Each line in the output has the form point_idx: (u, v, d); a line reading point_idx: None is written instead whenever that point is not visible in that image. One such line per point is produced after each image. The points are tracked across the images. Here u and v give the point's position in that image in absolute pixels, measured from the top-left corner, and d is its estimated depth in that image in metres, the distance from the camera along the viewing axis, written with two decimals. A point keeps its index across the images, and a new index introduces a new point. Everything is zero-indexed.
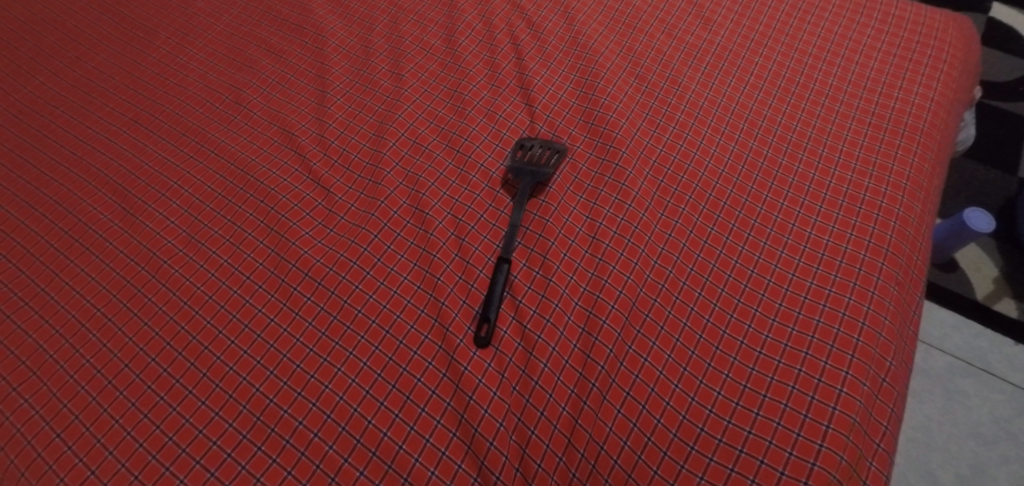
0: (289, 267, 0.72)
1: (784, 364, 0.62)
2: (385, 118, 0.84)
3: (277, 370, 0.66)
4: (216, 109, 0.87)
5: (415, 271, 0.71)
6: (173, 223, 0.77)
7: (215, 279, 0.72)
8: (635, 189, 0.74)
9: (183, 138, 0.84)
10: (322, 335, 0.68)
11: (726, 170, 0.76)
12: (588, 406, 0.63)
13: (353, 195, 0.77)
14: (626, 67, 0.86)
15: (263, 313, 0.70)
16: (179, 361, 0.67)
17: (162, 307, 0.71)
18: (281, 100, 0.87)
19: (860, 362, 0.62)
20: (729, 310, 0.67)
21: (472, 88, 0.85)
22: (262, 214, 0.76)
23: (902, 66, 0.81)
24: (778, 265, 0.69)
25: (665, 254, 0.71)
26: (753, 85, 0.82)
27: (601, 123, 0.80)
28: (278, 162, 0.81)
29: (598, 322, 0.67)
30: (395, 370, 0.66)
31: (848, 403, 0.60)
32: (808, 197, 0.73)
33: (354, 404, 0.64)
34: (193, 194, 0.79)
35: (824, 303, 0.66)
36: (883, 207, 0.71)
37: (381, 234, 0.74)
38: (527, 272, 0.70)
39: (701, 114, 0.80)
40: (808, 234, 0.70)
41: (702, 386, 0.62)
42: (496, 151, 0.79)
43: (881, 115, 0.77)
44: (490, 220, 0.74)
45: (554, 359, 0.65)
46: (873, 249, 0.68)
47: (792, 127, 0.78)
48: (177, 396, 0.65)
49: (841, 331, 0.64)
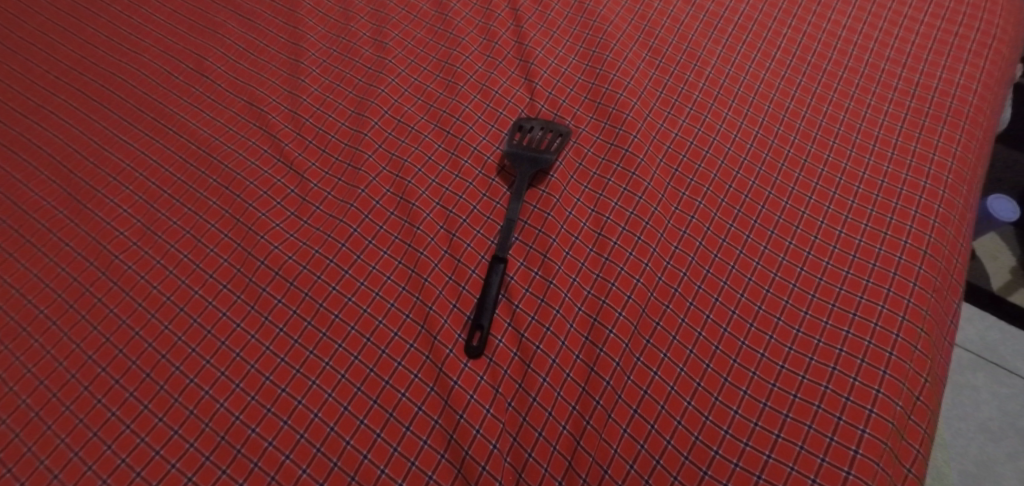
0: (257, 265, 0.64)
1: (808, 380, 0.56)
2: (366, 92, 0.75)
3: (244, 383, 0.59)
4: (174, 80, 0.77)
5: (399, 270, 0.64)
6: (125, 211, 0.68)
7: (173, 278, 0.64)
8: (647, 179, 0.67)
9: (137, 113, 0.75)
10: (294, 343, 0.61)
11: (748, 158, 0.68)
12: (591, 426, 0.56)
13: (330, 181, 0.69)
14: (638, 38, 0.77)
15: (228, 318, 0.62)
16: (132, 371, 0.60)
17: (113, 309, 0.63)
18: (249, 69, 0.78)
19: (893, 380, 0.55)
20: (748, 318, 0.60)
21: (465, 59, 0.76)
22: (227, 202, 0.68)
23: (947, 41, 0.73)
24: (804, 268, 0.62)
25: (679, 254, 0.64)
26: (780, 61, 0.74)
27: (610, 102, 0.71)
28: (246, 142, 0.72)
29: (603, 331, 0.60)
30: (376, 383, 0.59)
31: (879, 426, 0.53)
32: (838, 191, 0.66)
33: (330, 422, 0.57)
34: (148, 178, 0.70)
35: (854, 312, 0.59)
36: (921, 202, 0.63)
37: (361, 227, 0.66)
38: (525, 272, 0.63)
39: (722, 94, 0.72)
40: (838, 233, 0.63)
41: (718, 403, 0.56)
42: (492, 134, 0.71)
43: (921, 97, 0.69)
44: (484, 212, 0.66)
45: (554, 373, 0.59)
46: (910, 251, 0.61)
47: (823, 110, 0.70)
48: (130, 412, 0.58)
49: (873, 344, 0.57)
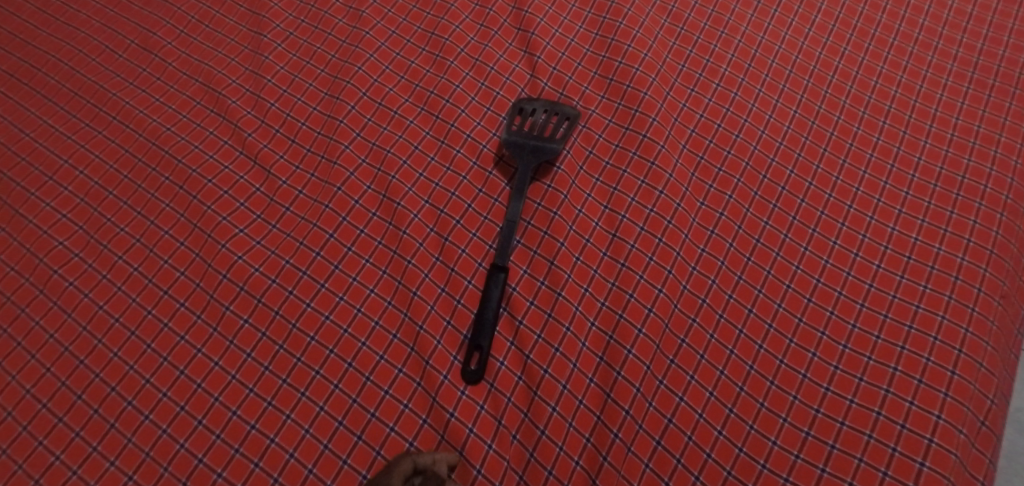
0: (219, 279, 0.56)
1: (857, 405, 0.48)
2: (341, 70, 0.65)
3: (207, 420, 0.51)
4: (117, 59, 0.68)
5: (384, 282, 0.56)
6: (65, 217, 0.60)
7: (121, 296, 0.56)
8: (669, 170, 0.58)
9: (74, 98, 0.66)
10: (264, 370, 0.52)
11: (785, 142, 0.59)
12: (608, 463, 0.49)
13: (301, 177, 0.60)
14: (655, 2, 0.67)
15: (187, 343, 0.54)
16: (78, 407, 0.51)
17: (53, 335, 0.54)
18: (205, 45, 0.68)
19: (957, 403, 0.48)
20: (787, 333, 0.52)
21: (455, 29, 0.66)
22: (182, 204, 0.59)
23: (1013, 1, 0.64)
24: (851, 273, 0.54)
25: (707, 258, 0.55)
26: (820, 27, 0.65)
27: (624, 79, 0.62)
28: (202, 132, 0.63)
29: (621, 351, 0.52)
30: (360, 416, 0.51)
31: (941, 458, 0.46)
32: (889, 181, 0.57)
33: (309, 463, 0.49)
34: (90, 177, 0.62)
35: (909, 324, 0.51)
36: (986, 193, 0.55)
37: (338, 232, 0.58)
38: (529, 283, 0.55)
39: (754, 66, 0.63)
40: (890, 231, 0.55)
41: (753, 432, 0.48)
42: (487, 118, 0.62)
43: (985, 67, 0.61)
44: (481, 212, 0.58)
45: (565, 401, 0.51)
46: (973, 251, 0.53)
47: (870, 85, 0.62)
48: (76, 455, 0.50)
49: (932, 362, 0.49)
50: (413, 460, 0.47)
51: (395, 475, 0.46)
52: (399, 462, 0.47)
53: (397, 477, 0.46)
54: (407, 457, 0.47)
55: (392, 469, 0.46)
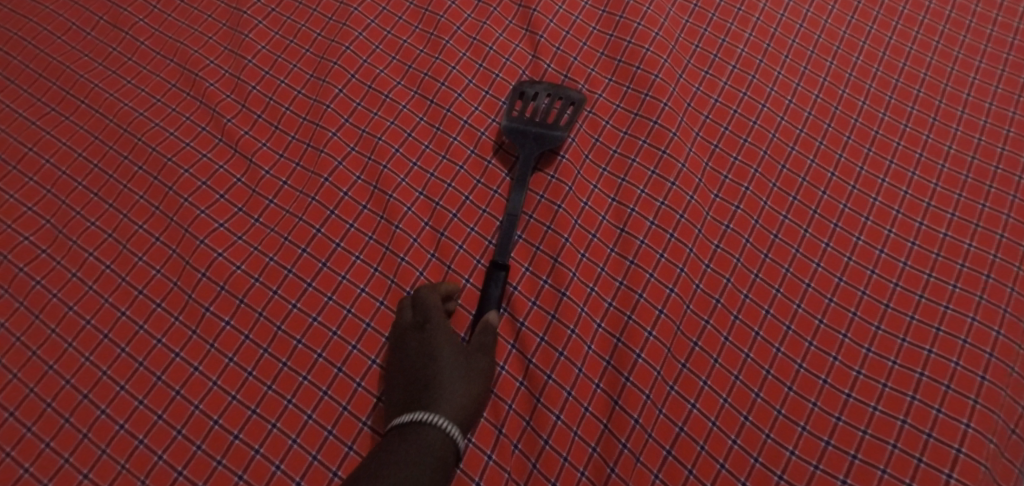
0: (197, 278, 0.52)
1: (881, 413, 0.45)
2: (328, 50, 0.61)
3: (187, 429, 0.47)
4: (85, 37, 0.63)
5: (376, 280, 0.52)
6: (30, 210, 0.56)
7: (93, 296, 0.52)
8: (681, 160, 0.54)
9: (39, 81, 0.61)
10: (247, 376, 0.49)
11: (806, 129, 0.55)
12: (616, 475, 0.45)
13: (286, 166, 0.56)
14: None
15: (164, 346, 0.50)
16: (48, 415, 0.48)
17: (21, 338, 0.51)
18: (180, 22, 0.63)
19: (987, 411, 0.44)
20: (806, 336, 0.48)
21: (450, 5, 0.62)
22: (157, 196, 0.55)
23: None
24: (875, 271, 0.50)
25: (721, 255, 0.52)
26: (844, 4, 0.61)
27: (633, 60, 0.58)
28: (178, 117, 0.59)
29: (629, 356, 0.48)
30: (351, 425, 0.48)
31: (970, 470, 0.43)
32: (918, 172, 0.53)
33: (296, 476, 0.46)
34: (58, 166, 0.57)
35: (937, 326, 0.48)
36: (1021, 184, 0.52)
37: (326, 226, 0.54)
38: (531, 281, 0.52)
39: (773, 46, 0.59)
40: (917, 226, 0.51)
41: (769, 441, 0.45)
42: (486, 103, 0.58)
43: (1022, 48, 0.57)
44: (478, 204, 0.54)
45: (570, 408, 0.47)
46: (1006, 248, 0.50)
47: (897, 67, 0.58)
48: (46, 468, 0.46)
49: (960, 366, 0.46)
50: (441, 293, 0.49)
51: (434, 311, 0.48)
52: (427, 296, 0.48)
53: (438, 310, 0.48)
54: (434, 291, 0.49)
55: (424, 303, 0.48)
